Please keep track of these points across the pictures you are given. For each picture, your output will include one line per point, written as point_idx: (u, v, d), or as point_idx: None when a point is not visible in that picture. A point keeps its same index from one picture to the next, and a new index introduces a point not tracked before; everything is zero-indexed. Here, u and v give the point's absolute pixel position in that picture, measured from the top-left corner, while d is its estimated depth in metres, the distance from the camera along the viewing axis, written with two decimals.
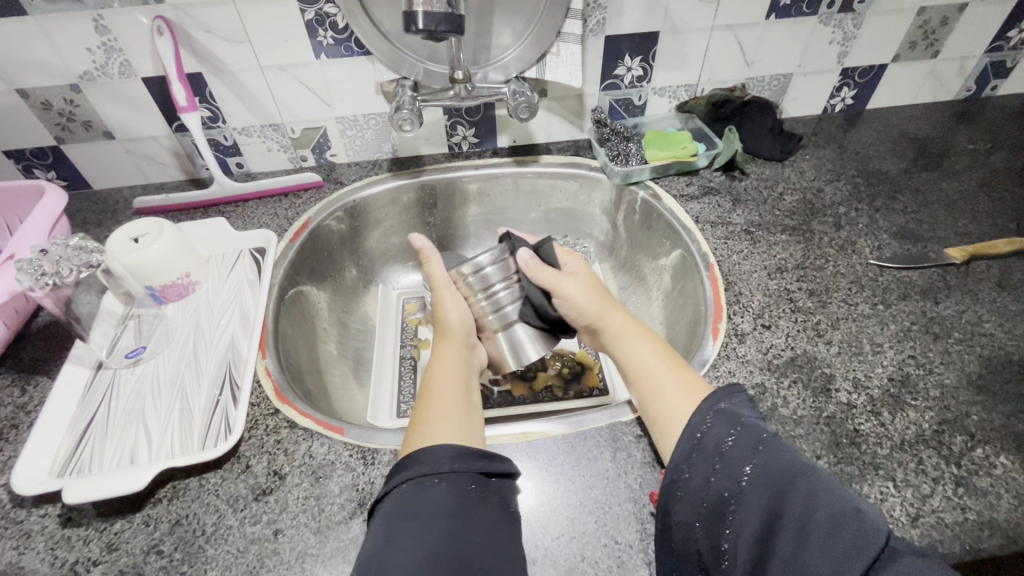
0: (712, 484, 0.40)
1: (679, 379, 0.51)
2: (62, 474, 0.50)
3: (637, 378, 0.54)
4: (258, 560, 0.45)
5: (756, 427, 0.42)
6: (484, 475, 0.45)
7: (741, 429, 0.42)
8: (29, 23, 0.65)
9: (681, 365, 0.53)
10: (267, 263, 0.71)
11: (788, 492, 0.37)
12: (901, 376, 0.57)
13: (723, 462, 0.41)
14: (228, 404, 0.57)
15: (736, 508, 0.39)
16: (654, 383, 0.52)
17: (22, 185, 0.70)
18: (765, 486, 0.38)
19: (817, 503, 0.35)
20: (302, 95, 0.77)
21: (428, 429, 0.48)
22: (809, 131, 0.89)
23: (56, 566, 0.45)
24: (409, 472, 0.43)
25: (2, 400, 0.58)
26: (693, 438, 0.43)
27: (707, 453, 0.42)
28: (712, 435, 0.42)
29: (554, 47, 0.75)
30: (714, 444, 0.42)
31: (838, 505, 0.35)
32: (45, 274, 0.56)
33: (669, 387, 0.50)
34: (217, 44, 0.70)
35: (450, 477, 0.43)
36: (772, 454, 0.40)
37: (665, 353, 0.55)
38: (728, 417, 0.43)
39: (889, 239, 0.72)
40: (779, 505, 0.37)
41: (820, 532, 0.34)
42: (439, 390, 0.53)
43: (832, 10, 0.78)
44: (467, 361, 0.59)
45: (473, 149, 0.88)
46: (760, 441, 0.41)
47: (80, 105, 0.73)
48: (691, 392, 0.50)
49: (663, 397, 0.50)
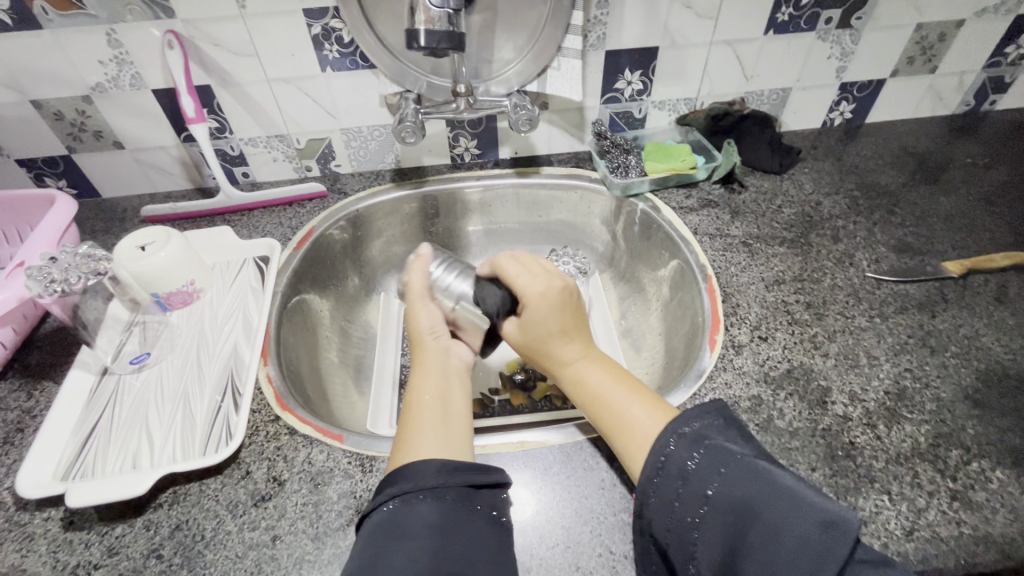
0: (677, 510, 0.41)
1: (640, 404, 0.51)
2: (66, 478, 0.51)
3: (598, 406, 0.53)
4: (256, 565, 0.46)
5: (720, 448, 0.41)
6: (472, 488, 0.45)
7: (704, 451, 0.42)
8: (43, 36, 0.66)
9: (639, 388, 0.53)
10: (271, 273, 0.72)
11: (751, 515, 0.36)
12: (897, 389, 0.57)
13: (687, 485, 0.41)
14: (230, 412, 0.57)
15: (700, 531, 0.39)
16: (618, 409, 0.51)
17: (33, 194, 0.71)
18: (728, 509, 0.38)
19: (779, 526, 0.35)
20: (307, 107, 0.78)
21: (409, 444, 0.49)
22: (808, 144, 0.90)
23: (58, 569, 0.46)
24: (397, 488, 0.44)
25: (8, 405, 0.59)
26: (658, 463, 0.43)
27: (671, 478, 0.42)
28: (676, 458, 0.43)
29: (554, 62, 0.76)
30: (678, 467, 0.42)
31: (802, 527, 0.35)
32: (55, 281, 0.57)
33: (634, 409, 0.50)
34: (225, 57, 0.72)
35: (438, 493, 0.44)
36: (733, 476, 0.39)
37: (618, 377, 0.54)
38: (691, 440, 0.43)
39: (887, 252, 0.72)
40: (743, 527, 0.37)
41: (780, 556, 0.34)
42: (420, 404, 0.54)
43: (830, 27, 0.79)
44: (446, 371, 0.59)
45: (475, 160, 0.89)
46: (724, 462, 0.40)
47: (91, 116, 0.75)
48: (655, 414, 0.49)
49: (628, 422, 0.49)
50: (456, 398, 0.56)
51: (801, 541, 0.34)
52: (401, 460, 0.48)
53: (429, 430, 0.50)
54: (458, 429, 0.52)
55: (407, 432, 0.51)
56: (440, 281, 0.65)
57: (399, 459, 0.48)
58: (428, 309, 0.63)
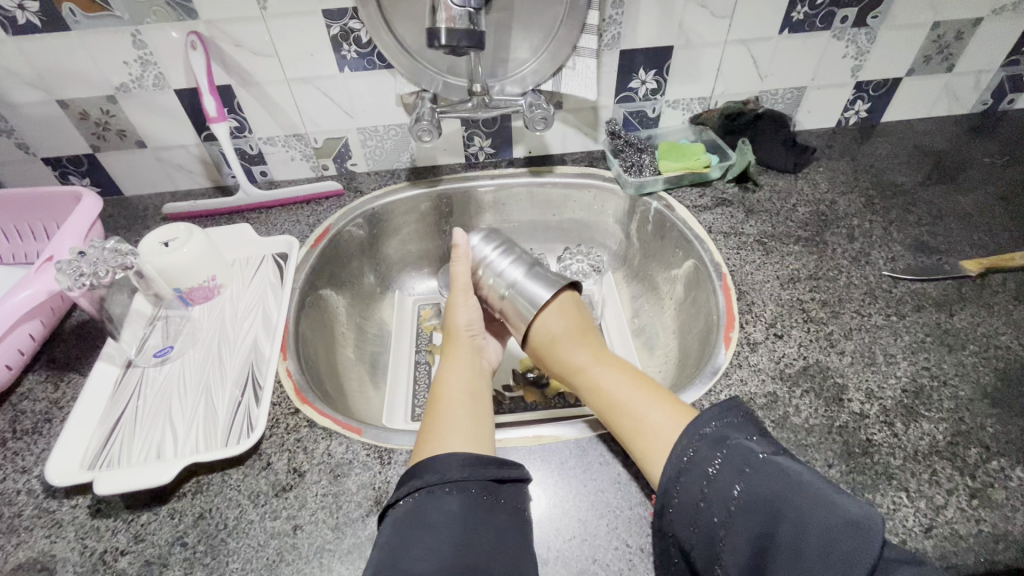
0: (702, 510, 0.42)
1: (659, 408, 0.50)
2: (93, 467, 0.52)
3: (619, 410, 0.52)
4: (278, 555, 0.47)
5: (744, 448, 0.43)
6: (496, 482, 0.46)
7: (727, 450, 0.43)
8: (72, 37, 0.68)
9: (657, 393, 0.52)
10: (290, 269, 0.73)
11: (778, 513, 0.38)
12: (915, 387, 0.57)
13: (711, 486, 0.42)
14: (251, 404, 0.58)
15: (726, 530, 0.40)
16: (638, 414, 0.50)
17: (61, 191, 0.73)
18: (754, 509, 0.39)
19: (808, 525, 0.36)
20: (326, 107, 0.79)
21: (435, 436, 0.49)
22: (822, 143, 0.90)
23: (86, 555, 0.47)
24: (424, 481, 0.45)
25: (36, 396, 0.61)
26: (680, 463, 0.44)
27: (694, 477, 0.43)
28: (699, 459, 0.44)
29: (569, 61, 0.77)
30: (701, 469, 0.43)
31: (831, 524, 0.36)
32: (84, 274, 0.58)
33: (653, 412, 0.50)
34: (247, 59, 0.73)
35: (462, 486, 0.45)
36: (758, 475, 0.41)
37: (635, 382, 0.55)
38: (714, 440, 0.44)
39: (904, 251, 0.72)
40: (769, 525, 0.38)
41: (809, 555, 0.36)
42: (449, 393, 0.56)
43: (846, 25, 0.79)
44: (476, 365, 0.61)
45: (489, 159, 0.90)
46: (747, 463, 0.42)
47: (115, 115, 0.77)
48: (674, 417, 0.49)
49: (648, 425, 0.49)
50: (484, 392, 0.58)
51: (830, 540, 0.36)
52: (422, 451, 0.48)
53: (458, 423, 0.51)
54: (481, 423, 0.52)
55: (433, 423, 0.51)
56: (491, 267, 0.69)
57: (426, 450, 0.48)
58: (469, 302, 0.67)
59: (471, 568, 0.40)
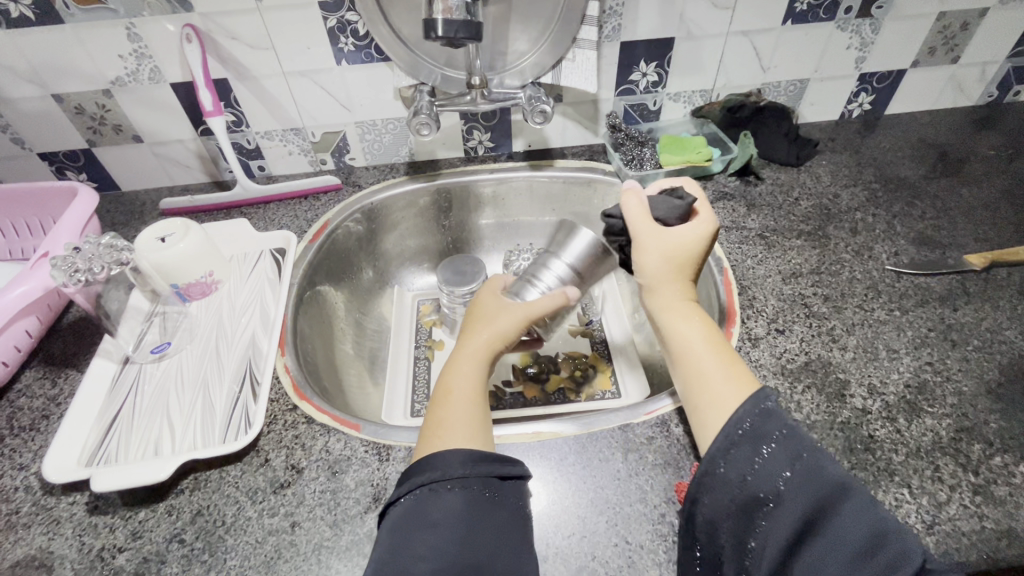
0: (748, 484, 0.38)
1: (726, 373, 0.46)
2: (90, 463, 0.52)
3: (685, 365, 0.49)
4: (276, 551, 0.47)
5: (802, 428, 0.39)
6: (499, 479, 0.44)
7: (787, 429, 0.38)
8: (66, 31, 0.67)
9: (730, 356, 0.48)
10: (287, 264, 0.73)
11: (829, 502, 0.35)
12: (918, 383, 0.56)
13: (764, 461, 0.38)
14: (249, 401, 0.58)
15: (769, 510, 0.37)
16: (705, 372, 0.47)
17: (56, 186, 0.72)
18: (806, 490, 0.36)
19: (856, 518, 0.34)
20: (323, 100, 0.79)
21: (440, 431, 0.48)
22: (825, 136, 0.89)
23: (84, 552, 0.47)
24: (426, 477, 0.44)
25: (34, 392, 0.60)
26: (733, 435, 0.40)
27: (746, 451, 0.39)
28: (756, 433, 0.39)
29: (569, 53, 0.76)
30: (755, 443, 0.39)
31: (876, 524, 0.34)
32: (78, 270, 0.58)
33: (712, 374, 0.47)
34: (243, 51, 0.72)
35: (464, 483, 0.43)
36: (817, 463, 0.37)
37: (715, 339, 0.49)
38: (773, 414, 0.39)
39: (907, 245, 0.71)
40: (818, 510, 0.35)
41: (852, 549, 0.33)
42: (455, 387, 0.53)
43: (850, 16, 0.78)
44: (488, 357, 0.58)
45: (488, 153, 0.89)
46: (803, 445, 0.38)
47: (111, 109, 0.76)
48: (735, 386, 0.45)
49: (707, 388, 0.46)
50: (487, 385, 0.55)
51: (873, 539, 0.34)
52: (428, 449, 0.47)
53: (459, 421, 0.49)
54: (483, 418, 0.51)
55: (436, 421, 0.50)
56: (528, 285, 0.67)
57: (430, 448, 0.47)
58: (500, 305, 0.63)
59: (475, 567, 0.38)
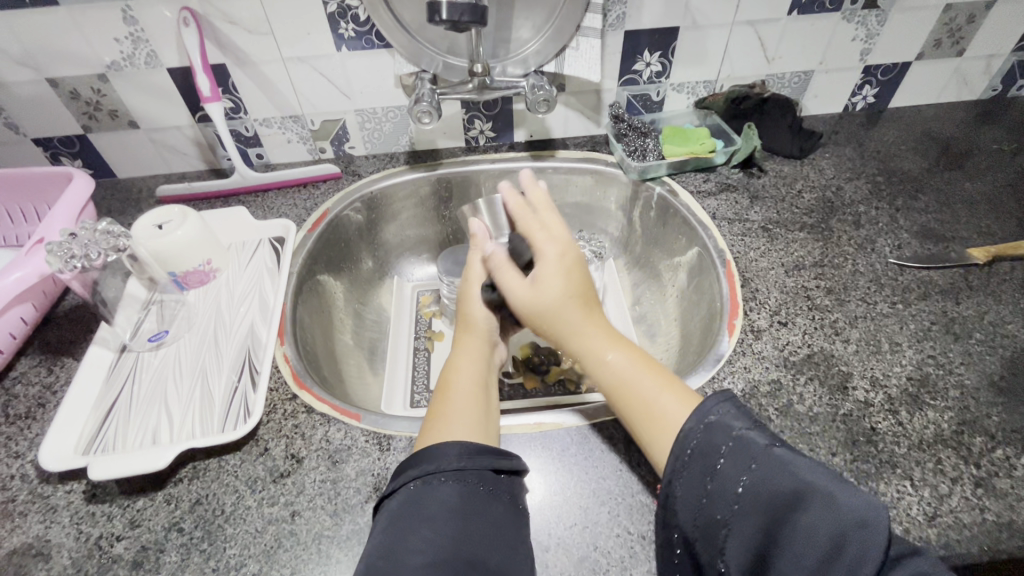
0: (708, 500, 0.39)
1: (662, 398, 0.47)
2: (87, 452, 0.52)
3: (620, 397, 0.49)
4: (275, 541, 0.46)
5: (749, 440, 0.39)
6: (494, 471, 0.44)
7: (735, 442, 0.39)
8: (60, 13, 0.66)
9: (661, 375, 0.49)
10: (286, 253, 0.72)
11: (789, 508, 0.35)
12: (920, 375, 0.56)
13: (718, 475, 0.39)
14: (248, 390, 0.57)
15: (734, 520, 0.37)
16: (645, 401, 0.47)
17: (52, 172, 0.71)
18: (762, 504, 0.36)
19: (819, 521, 0.34)
20: (323, 87, 0.78)
21: (443, 423, 0.48)
22: (829, 129, 0.89)
23: (81, 540, 0.47)
24: (419, 470, 0.43)
25: (30, 379, 0.60)
26: (685, 453, 0.41)
27: (699, 468, 0.40)
28: (706, 450, 0.40)
29: (573, 41, 0.75)
30: (709, 458, 0.40)
31: (839, 520, 0.34)
32: (75, 257, 0.57)
33: (653, 403, 0.47)
34: (241, 36, 0.71)
35: (459, 475, 0.43)
36: (769, 470, 0.37)
37: (639, 363, 0.50)
38: (718, 429, 0.40)
39: (910, 238, 0.71)
40: (790, 507, 0.36)
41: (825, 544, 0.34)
42: (455, 383, 0.53)
43: (856, 6, 0.77)
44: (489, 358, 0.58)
45: (490, 143, 0.88)
46: (752, 457, 0.38)
47: (107, 95, 0.75)
48: (676, 411, 0.46)
49: (649, 418, 0.46)
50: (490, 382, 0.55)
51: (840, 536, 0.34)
52: (431, 438, 0.47)
53: (463, 415, 0.49)
54: (492, 415, 0.51)
55: (440, 412, 0.50)
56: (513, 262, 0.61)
57: (430, 437, 0.47)
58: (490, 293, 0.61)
59: (471, 563, 0.38)
